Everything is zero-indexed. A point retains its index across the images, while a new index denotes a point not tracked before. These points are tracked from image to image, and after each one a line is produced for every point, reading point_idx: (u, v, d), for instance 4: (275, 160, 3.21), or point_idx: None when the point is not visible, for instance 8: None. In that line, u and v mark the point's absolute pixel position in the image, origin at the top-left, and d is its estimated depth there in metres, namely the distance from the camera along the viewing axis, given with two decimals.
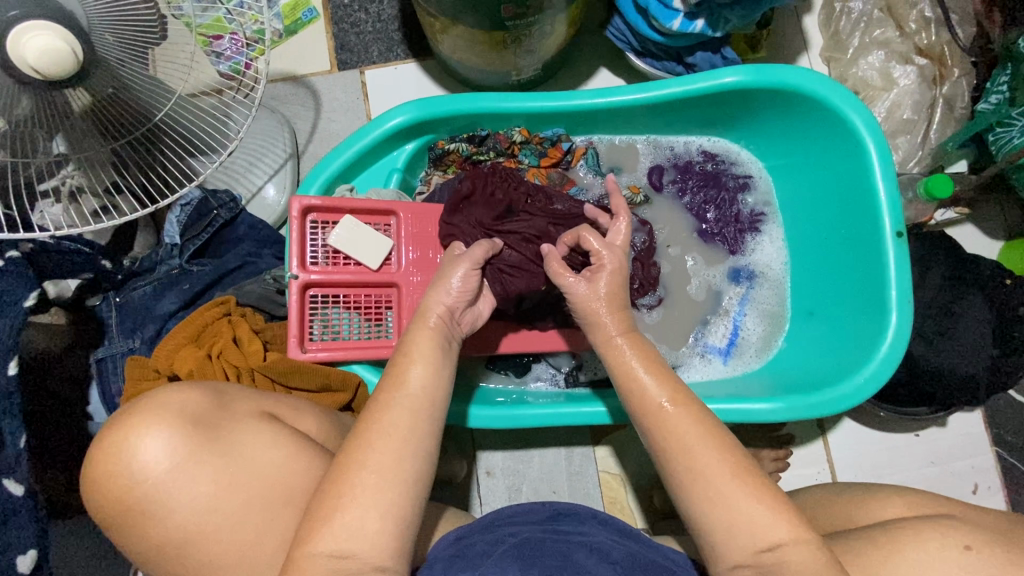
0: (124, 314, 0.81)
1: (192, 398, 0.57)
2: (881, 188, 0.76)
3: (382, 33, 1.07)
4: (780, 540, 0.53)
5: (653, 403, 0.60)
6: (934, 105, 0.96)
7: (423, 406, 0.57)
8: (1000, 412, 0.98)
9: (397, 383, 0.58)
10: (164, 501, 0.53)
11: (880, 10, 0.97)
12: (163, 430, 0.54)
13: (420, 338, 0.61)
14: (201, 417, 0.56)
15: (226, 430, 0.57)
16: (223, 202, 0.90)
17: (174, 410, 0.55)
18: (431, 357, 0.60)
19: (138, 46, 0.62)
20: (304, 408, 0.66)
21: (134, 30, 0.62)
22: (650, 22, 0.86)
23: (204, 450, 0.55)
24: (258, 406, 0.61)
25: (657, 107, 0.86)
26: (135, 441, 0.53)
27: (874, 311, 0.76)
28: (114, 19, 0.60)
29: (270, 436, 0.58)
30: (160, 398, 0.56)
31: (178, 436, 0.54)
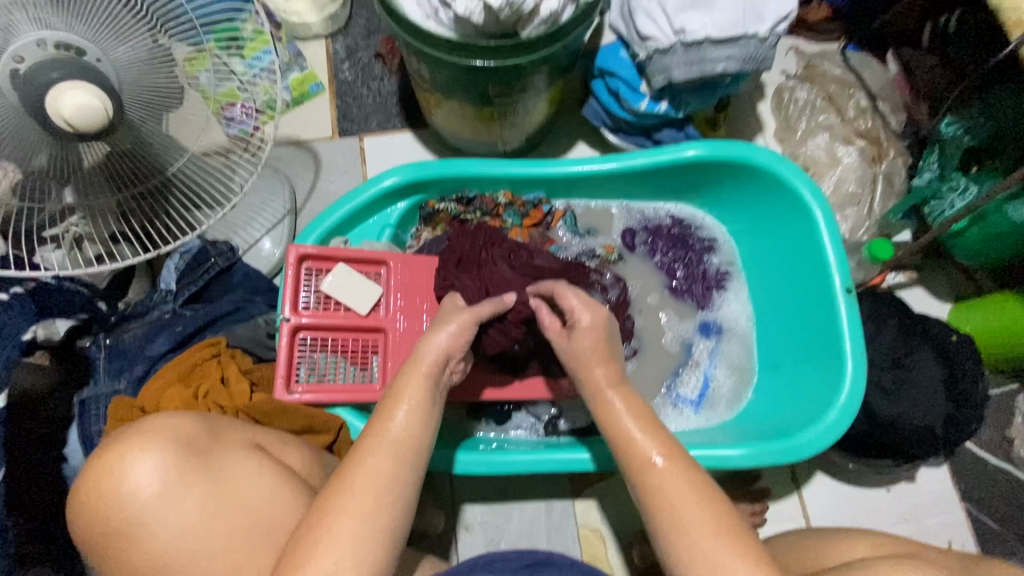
0: (114, 356, 0.84)
1: (186, 425, 0.59)
2: (829, 250, 0.84)
3: (382, 106, 1.18)
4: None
5: (645, 457, 0.62)
6: (876, 180, 1.07)
7: (405, 452, 0.59)
8: (965, 467, 1.01)
9: (383, 421, 0.60)
10: (148, 524, 0.54)
11: (822, 100, 1.11)
12: (155, 453, 0.55)
13: (413, 381, 0.63)
14: (193, 443, 0.58)
15: (217, 458, 0.58)
16: (222, 252, 0.96)
17: (169, 435, 0.57)
18: (420, 402, 0.62)
19: (157, 107, 0.70)
20: (289, 442, 0.68)
21: (157, 93, 0.69)
22: (620, 104, 0.97)
23: (194, 475, 0.56)
24: (246, 436, 0.63)
25: (629, 175, 0.95)
26: (128, 463, 0.54)
27: (832, 363, 0.81)
28: (140, 83, 0.68)
29: (259, 466, 0.59)
30: (157, 422, 0.57)
31: (172, 460, 0.55)
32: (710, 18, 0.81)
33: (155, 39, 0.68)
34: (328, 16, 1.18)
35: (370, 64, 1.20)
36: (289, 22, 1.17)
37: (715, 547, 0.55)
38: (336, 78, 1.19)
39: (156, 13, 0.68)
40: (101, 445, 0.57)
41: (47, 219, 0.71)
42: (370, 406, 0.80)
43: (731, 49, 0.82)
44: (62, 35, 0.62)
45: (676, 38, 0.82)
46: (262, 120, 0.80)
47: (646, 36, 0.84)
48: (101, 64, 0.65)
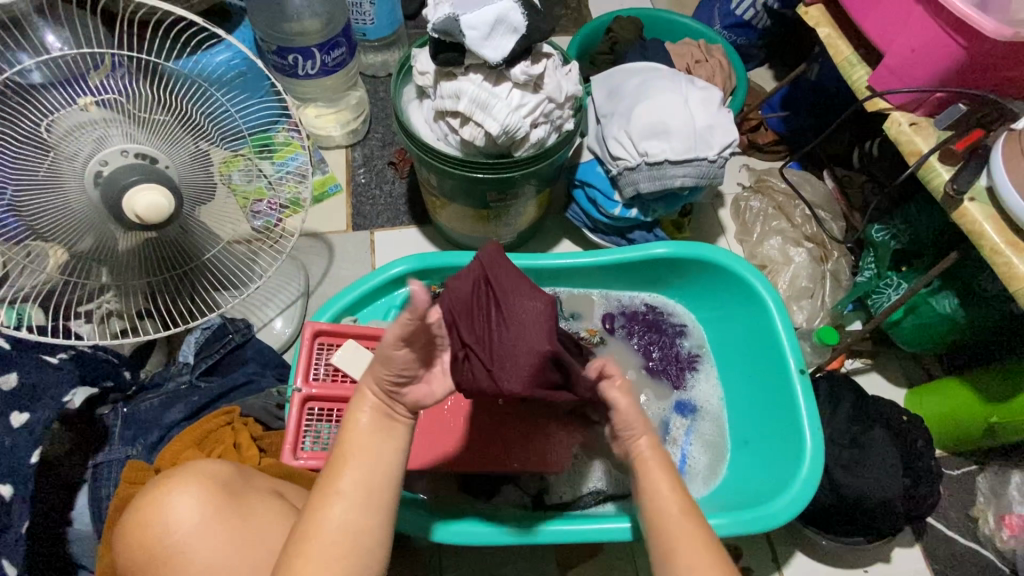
0: (130, 423, 0.89)
1: (222, 468, 0.66)
2: (783, 335, 0.96)
3: (392, 205, 1.35)
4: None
5: (665, 509, 0.68)
6: (824, 277, 1.21)
7: (363, 496, 0.62)
8: (938, 548, 1.05)
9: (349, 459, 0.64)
10: (183, 555, 0.61)
11: (772, 208, 1.30)
12: (195, 491, 0.62)
13: (360, 420, 0.65)
14: (229, 484, 0.65)
15: (247, 499, 0.65)
16: (239, 328, 1.05)
17: (208, 476, 0.64)
18: (374, 445, 0.64)
19: (201, 204, 0.85)
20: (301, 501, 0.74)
21: (203, 193, 0.84)
22: (598, 210, 1.13)
23: (226, 513, 0.63)
24: (271, 484, 0.70)
25: (606, 268, 1.09)
26: (170, 499, 0.62)
27: (793, 437, 0.89)
28: (194, 184, 0.81)
29: (281, 510, 0.66)
30: (195, 465, 0.65)
31: (211, 496, 0.63)
32: (669, 144, 0.99)
33: (201, 146, 0.82)
34: (350, 131, 1.38)
35: (384, 170, 1.38)
36: (316, 135, 1.37)
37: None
38: (353, 181, 1.37)
39: (205, 127, 0.83)
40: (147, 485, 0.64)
41: (86, 296, 0.84)
42: None
43: (687, 168, 0.99)
44: (141, 146, 0.75)
45: (641, 159, 1.00)
46: (285, 214, 0.98)
47: (617, 157, 1.03)
48: (169, 169, 0.78)
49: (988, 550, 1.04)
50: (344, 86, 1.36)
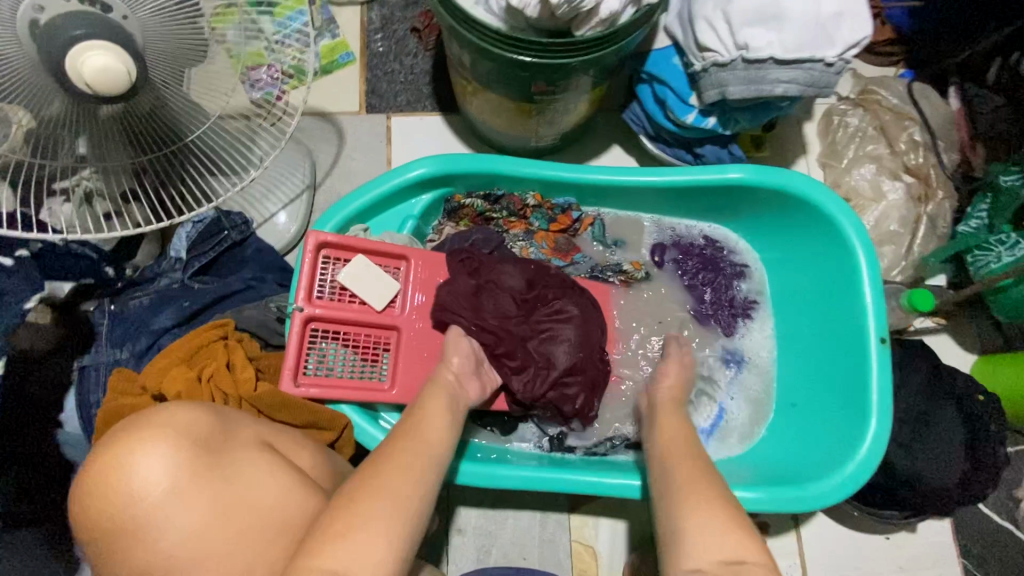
0: (118, 323, 0.81)
1: (197, 418, 0.58)
2: (868, 296, 0.81)
3: (413, 84, 1.13)
4: (727, 545, 0.55)
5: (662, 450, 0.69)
6: (918, 221, 1.02)
7: (432, 461, 0.60)
8: (969, 524, 1.00)
9: (416, 430, 0.63)
10: (157, 523, 0.53)
11: (873, 128, 1.06)
12: (166, 449, 0.54)
13: (434, 399, 0.67)
14: (205, 439, 0.57)
15: (228, 456, 0.58)
16: (236, 224, 0.92)
17: (180, 430, 0.56)
18: (444, 417, 0.66)
19: (181, 68, 0.65)
20: (304, 446, 0.68)
21: (183, 51, 0.64)
22: (667, 114, 0.92)
23: (205, 473, 0.55)
24: (257, 435, 0.63)
25: (665, 190, 0.91)
26: (136, 458, 0.53)
27: (855, 413, 0.79)
28: (167, 39, 0.62)
29: (269, 464, 0.60)
30: (162, 416, 0.57)
31: (183, 454, 0.55)
32: (778, 36, 0.76)
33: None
34: None
35: (405, 38, 1.14)
36: None
37: (705, 513, 0.58)
38: (367, 49, 1.14)
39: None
40: (103, 440, 0.55)
41: (58, 170, 0.66)
42: (376, 404, 0.78)
43: (794, 72, 0.77)
44: None
45: (738, 54, 0.77)
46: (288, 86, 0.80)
47: (704, 47, 0.80)
48: (127, 22, 0.59)
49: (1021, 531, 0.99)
50: None
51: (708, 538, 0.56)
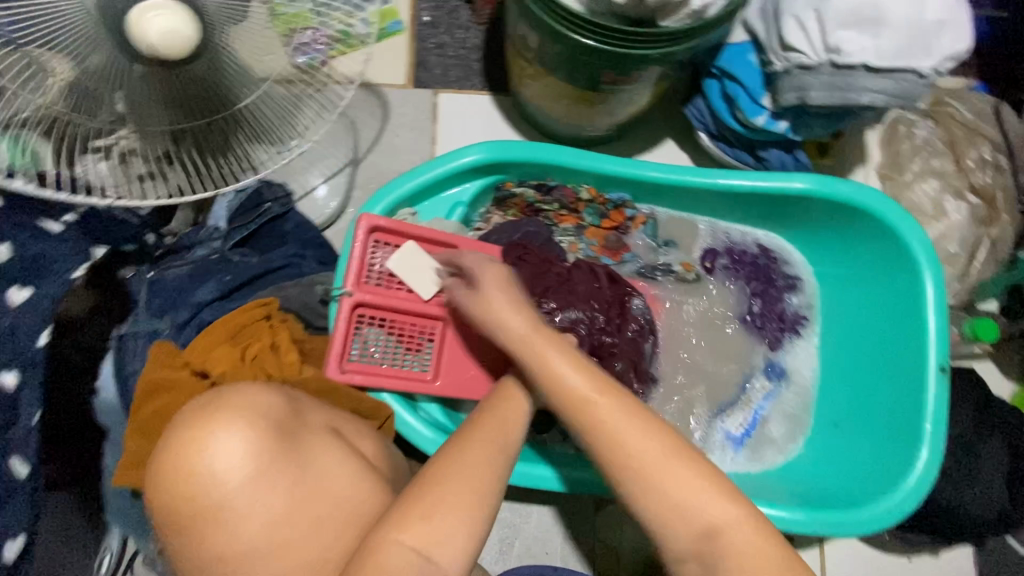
0: (156, 292, 0.78)
1: (269, 401, 0.57)
2: (931, 321, 0.78)
3: (462, 60, 1.08)
4: (706, 506, 0.54)
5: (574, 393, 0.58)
6: (979, 244, 0.98)
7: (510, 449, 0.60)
8: (993, 553, 1.00)
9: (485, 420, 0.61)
10: (238, 508, 0.52)
11: (942, 143, 1.02)
12: (243, 432, 0.53)
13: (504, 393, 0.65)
14: (281, 422, 0.56)
15: (303, 441, 0.56)
16: (277, 196, 0.90)
17: (255, 413, 0.55)
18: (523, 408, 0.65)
19: (233, 23, 0.59)
20: (363, 432, 0.65)
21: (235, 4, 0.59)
22: (734, 113, 0.88)
23: (282, 459, 0.54)
24: (328, 419, 0.62)
25: (727, 194, 0.87)
26: (216, 439, 0.52)
27: (907, 441, 0.77)
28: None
29: (340, 452, 0.58)
30: (239, 397, 0.55)
31: (262, 438, 0.53)
32: (874, 41, 0.71)
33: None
34: None
35: (458, 10, 1.09)
36: None
37: (683, 489, 0.54)
38: (418, 18, 1.08)
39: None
40: (182, 417, 0.54)
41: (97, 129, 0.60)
42: (418, 396, 0.76)
43: (884, 82, 0.73)
44: None
45: (827, 57, 0.73)
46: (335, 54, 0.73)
47: (790, 48, 0.75)
48: None
49: None
50: None
51: (666, 495, 0.54)
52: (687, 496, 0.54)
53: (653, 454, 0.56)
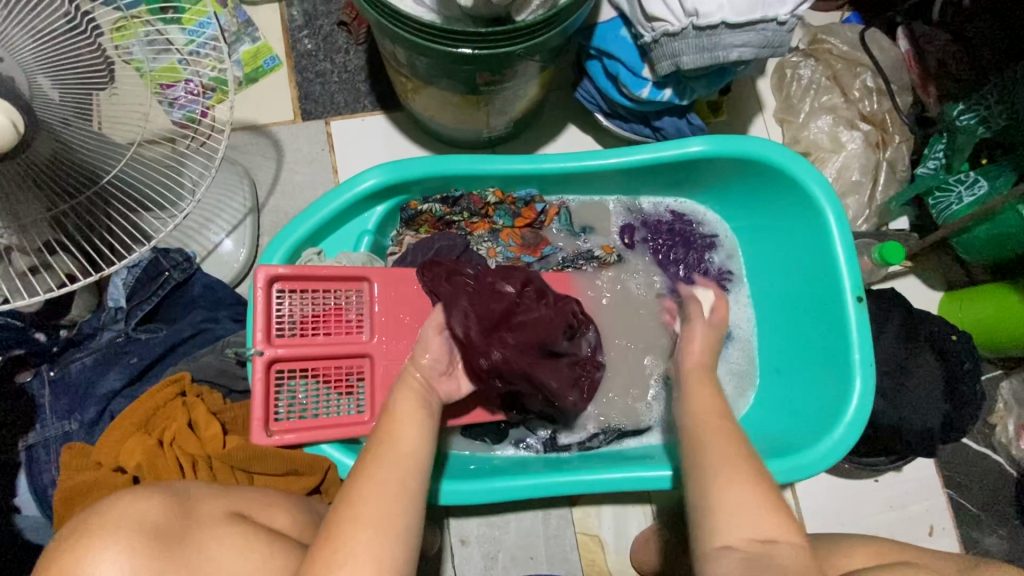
0: (59, 393, 0.74)
1: (149, 507, 0.52)
2: (839, 254, 0.80)
3: (349, 83, 1.05)
4: (772, 524, 0.57)
5: (705, 411, 0.68)
6: (878, 168, 1.02)
7: (407, 467, 0.58)
8: (948, 456, 1.05)
9: (391, 444, 0.59)
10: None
11: (827, 79, 1.05)
12: (119, 553, 0.48)
13: (407, 405, 0.64)
14: (163, 528, 0.51)
15: (192, 542, 0.52)
16: (176, 262, 0.85)
17: (131, 530, 0.49)
18: (416, 417, 0.63)
19: (78, 101, 0.56)
20: (275, 505, 0.62)
21: (76, 79, 0.56)
22: (620, 90, 0.88)
23: (168, 569, 0.50)
24: (224, 505, 0.57)
25: (630, 170, 0.88)
26: (89, 569, 0.47)
27: (838, 373, 0.79)
28: (51, 70, 0.54)
29: (236, 538, 0.54)
30: (108, 514, 0.50)
31: (137, 556, 0.48)
32: None
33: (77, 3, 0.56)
34: None
35: (333, 34, 1.06)
36: None
37: (729, 471, 0.60)
38: (294, 50, 1.05)
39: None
40: (50, 548, 0.49)
41: None
42: (358, 439, 0.74)
43: (748, 35, 0.73)
44: None
45: (689, 21, 0.73)
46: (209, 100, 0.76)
47: (654, 18, 0.76)
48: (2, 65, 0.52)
49: (997, 455, 1.04)
50: None
51: (738, 499, 0.59)
52: (756, 511, 0.58)
53: (720, 452, 0.63)
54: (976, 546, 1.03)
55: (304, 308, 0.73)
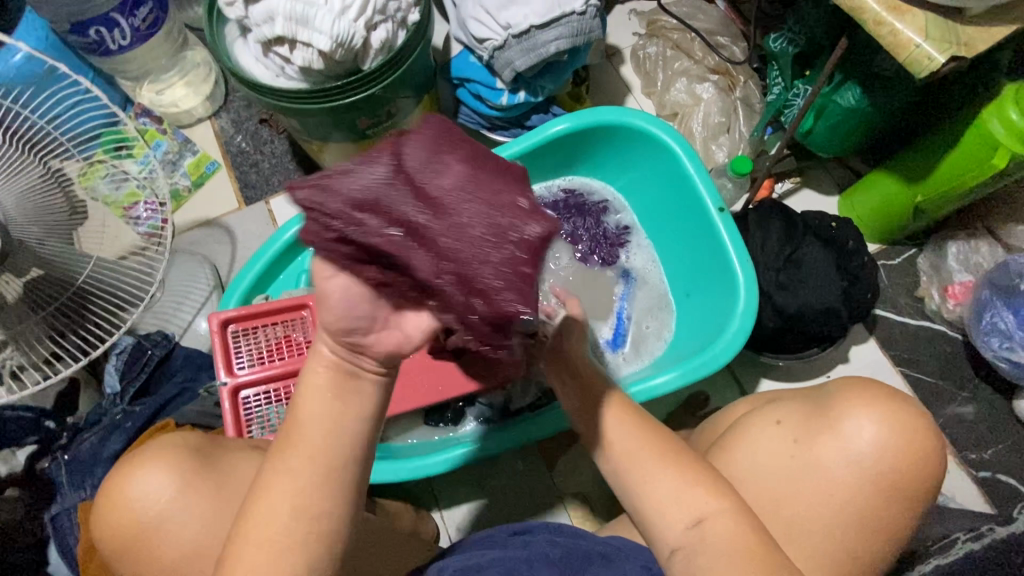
0: (73, 469, 0.86)
1: (190, 439, 0.64)
2: (697, 179, 0.92)
3: (279, 165, 1.24)
4: (700, 498, 0.58)
5: (596, 401, 0.63)
6: (736, 107, 1.16)
7: (323, 468, 0.49)
8: (893, 337, 1.10)
9: (294, 438, 0.49)
10: (170, 524, 0.59)
11: (671, 49, 1.20)
12: (163, 466, 0.60)
13: (312, 376, 0.49)
14: (201, 449, 0.63)
15: (223, 458, 0.64)
16: (157, 341, 0.99)
17: (179, 449, 0.62)
18: (327, 404, 0.49)
19: (51, 228, 0.75)
20: (283, 451, 0.74)
21: (52, 217, 0.76)
22: (486, 104, 1.05)
23: (205, 476, 0.61)
24: (248, 442, 0.69)
25: (512, 163, 1.02)
26: (139, 475, 0.59)
27: (727, 276, 0.89)
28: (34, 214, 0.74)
29: (261, 461, 0.66)
30: (159, 442, 0.62)
31: (182, 465, 0.61)
32: (530, 8, 0.90)
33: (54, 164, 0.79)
34: (205, 97, 1.24)
35: (258, 131, 1.26)
36: (169, 114, 1.24)
37: (653, 466, 0.60)
38: (228, 152, 1.25)
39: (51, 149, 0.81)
40: (116, 466, 0.62)
41: None
42: None
43: (558, 30, 0.90)
44: None
45: (506, 33, 0.91)
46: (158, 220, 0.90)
47: (482, 39, 0.93)
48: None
49: (937, 323, 1.10)
50: (174, 46, 1.21)
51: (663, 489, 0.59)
52: (677, 492, 0.58)
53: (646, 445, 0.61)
54: (947, 414, 1.06)
55: (257, 341, 0.86)
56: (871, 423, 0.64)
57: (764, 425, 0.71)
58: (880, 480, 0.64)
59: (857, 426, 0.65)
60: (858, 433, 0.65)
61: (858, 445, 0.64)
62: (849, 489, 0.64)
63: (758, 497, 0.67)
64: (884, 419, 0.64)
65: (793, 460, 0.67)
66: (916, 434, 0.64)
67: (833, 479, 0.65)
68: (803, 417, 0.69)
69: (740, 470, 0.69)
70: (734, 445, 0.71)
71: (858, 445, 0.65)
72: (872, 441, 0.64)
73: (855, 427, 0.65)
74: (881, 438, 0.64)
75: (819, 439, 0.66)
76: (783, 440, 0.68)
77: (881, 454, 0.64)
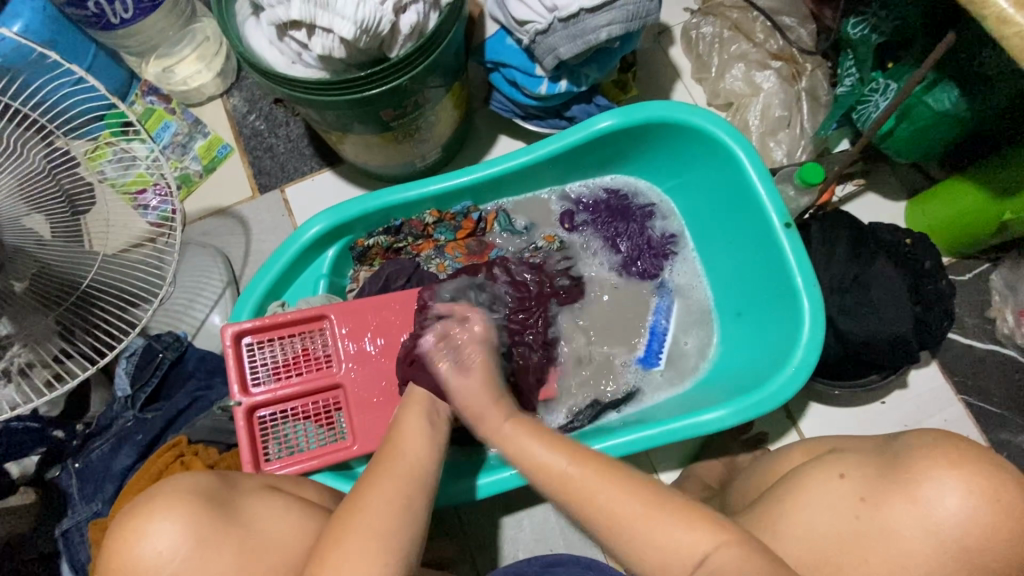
0: (84, 479, 0.83)
1: (201, 482, 0.60)
2: (760, 188, 0.82)
3: (295, 150, 1.15)
4: (688, 538, 0.56)
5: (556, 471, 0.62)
6: (800, 99, 1.03)
7: (415, 482, 0.63)
8: (957, 360, 1.01)
9: (392, 460, 0.65)
10: None
11: (728, 30, 1.06)
12: (175, 520, 0.56)
13: (408, 419, 0.69)
14: (212, 497, 0.59)
15: (239, 508, 0.60)
16: (168, 343, 0.94)
17: (191, 496, 0.58)
18: (418, 434, 0.68)
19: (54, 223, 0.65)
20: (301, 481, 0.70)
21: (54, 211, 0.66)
22: (523, 92, 0.94)
23: (221, 529, 0.57)
24: (261, 480, 0.67)
25: (550, 161, 0.92)
26: (152, 529, 0.55)
27: (789, 298, 0.80)
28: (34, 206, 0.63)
29: (281, 506, 0.63)
30: (167, 489, 0.58)
31: (195, 519, 0.56)
32: None
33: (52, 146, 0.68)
34: (216, 73, 1.15)
35: (272, 112, 1.16)
36: (177, 92, 1.14)
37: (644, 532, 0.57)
38: (241, 135, 1.16)
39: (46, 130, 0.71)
40: (122, 513, 0.57)
41: None
42: (346, 464, 0.80)
43: (610, 14, 0.79)
44: None
45: (552, 16, 0.80)
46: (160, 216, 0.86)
47: (523, 21, 0.83)
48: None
49: (1008, 348, 1.00)
50: (180, 18, 1.11)
51: (637, 535, 0.57)
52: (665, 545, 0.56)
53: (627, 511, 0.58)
54: (1009, 448, 0.98)
55: (273, 354, 0.80)
56: (954, 489, 0.57)
57: (825, 478, 0.66)
58: (964, 557, 0.56)
59: (938, 492, 0.58)
60: (939, 500, 0.58)
61: (938, 513, 0.57)
62: (925, 564, 0.57)
63: (804, 562, 0.62)
64: (971, 489, 0.57)
65: (858, 521, 0.61)
66: (1013, 509, 0.56)
67: (905, 552, 0.58)
68: (868, 475, 0.64)
69: (792, 529, 0.64)
70: (792, 498, 0.66)
71: (939, 514, 0.57)
72: (956, 511, 0.57)
73: (936, 493, 0.58)
74: (968, 509, 0.57)
75: (888, 501, 0.60)
76: (846, 497, 0.63)
77: (967, 528, 0.56)
